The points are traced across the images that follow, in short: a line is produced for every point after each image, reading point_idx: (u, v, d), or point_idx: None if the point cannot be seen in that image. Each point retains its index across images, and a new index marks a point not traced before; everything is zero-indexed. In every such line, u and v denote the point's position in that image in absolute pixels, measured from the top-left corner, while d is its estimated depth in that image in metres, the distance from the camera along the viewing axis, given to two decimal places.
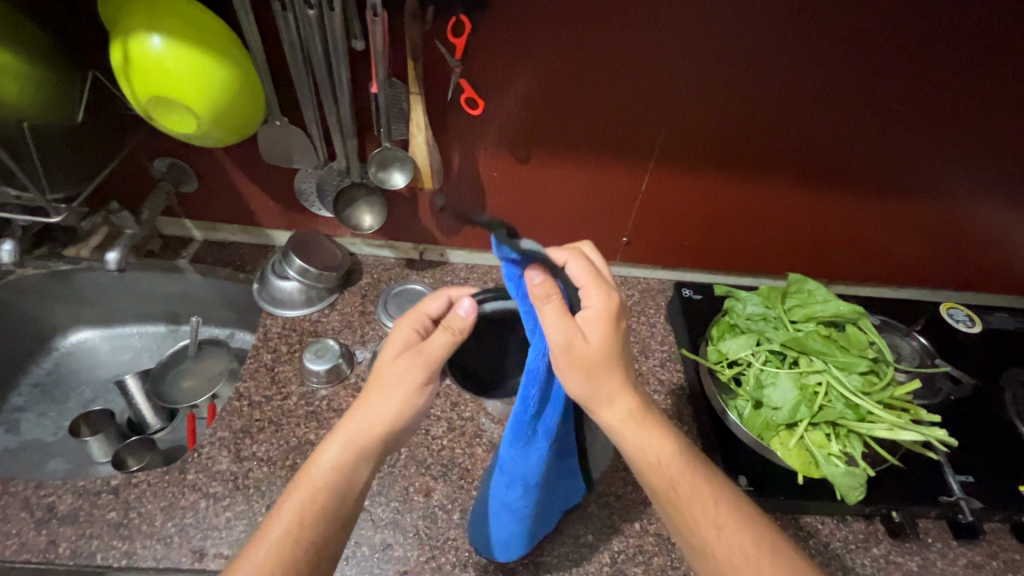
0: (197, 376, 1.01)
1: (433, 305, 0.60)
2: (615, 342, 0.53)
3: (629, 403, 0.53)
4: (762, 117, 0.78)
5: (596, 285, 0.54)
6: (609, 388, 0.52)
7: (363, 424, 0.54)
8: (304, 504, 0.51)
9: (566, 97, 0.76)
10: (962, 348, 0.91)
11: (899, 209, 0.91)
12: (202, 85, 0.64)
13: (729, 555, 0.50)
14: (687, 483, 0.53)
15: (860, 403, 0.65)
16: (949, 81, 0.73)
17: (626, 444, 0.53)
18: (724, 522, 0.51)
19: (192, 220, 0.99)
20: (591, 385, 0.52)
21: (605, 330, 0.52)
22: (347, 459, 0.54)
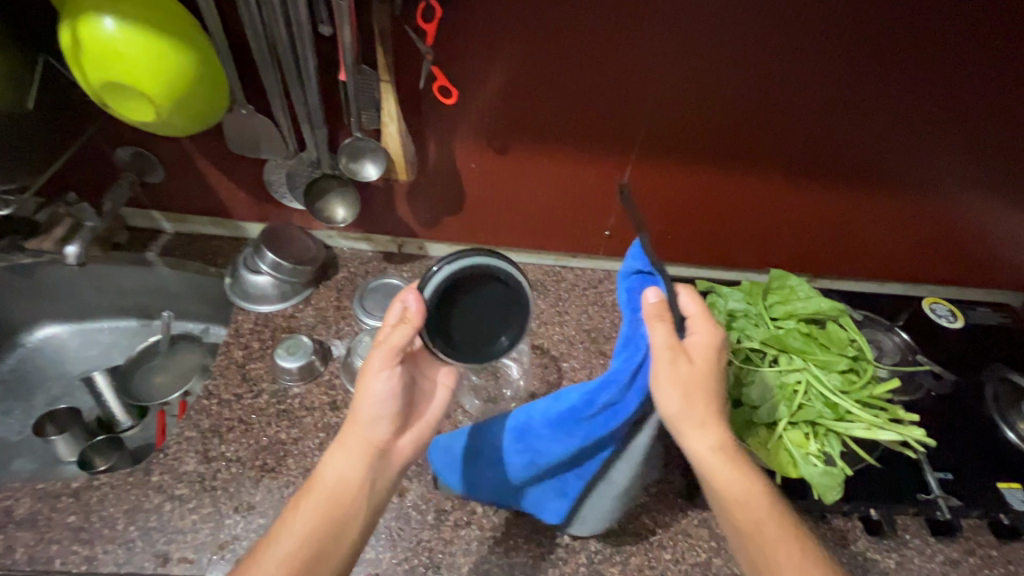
0: (169, 372, 0.98)
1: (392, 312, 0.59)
2: (716, 377, 0.53)
3: (720, 439, 0.52)
4: (748, 110, 0.77)
5: (705, 319, 0.55)
6: (700, 420, 0.52)
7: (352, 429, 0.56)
8: (308, 519, 0.54)
9: (544, 85, 0.74)
10: (944, 344, 0.90)
11: (885, 202, 0.90)
12: (161, 71, 0.61)
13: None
14: (772, 525, 0.53)
15: (839, 403, 0.64)
16: (934, 73, 0.72)
17: (715, 479, 0.52)
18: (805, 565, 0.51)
19: (160, 211, 0.96)
20: (684, 412, 0.52)
21: (708, 363, 0.53)
22: (344, 470, 0.55)
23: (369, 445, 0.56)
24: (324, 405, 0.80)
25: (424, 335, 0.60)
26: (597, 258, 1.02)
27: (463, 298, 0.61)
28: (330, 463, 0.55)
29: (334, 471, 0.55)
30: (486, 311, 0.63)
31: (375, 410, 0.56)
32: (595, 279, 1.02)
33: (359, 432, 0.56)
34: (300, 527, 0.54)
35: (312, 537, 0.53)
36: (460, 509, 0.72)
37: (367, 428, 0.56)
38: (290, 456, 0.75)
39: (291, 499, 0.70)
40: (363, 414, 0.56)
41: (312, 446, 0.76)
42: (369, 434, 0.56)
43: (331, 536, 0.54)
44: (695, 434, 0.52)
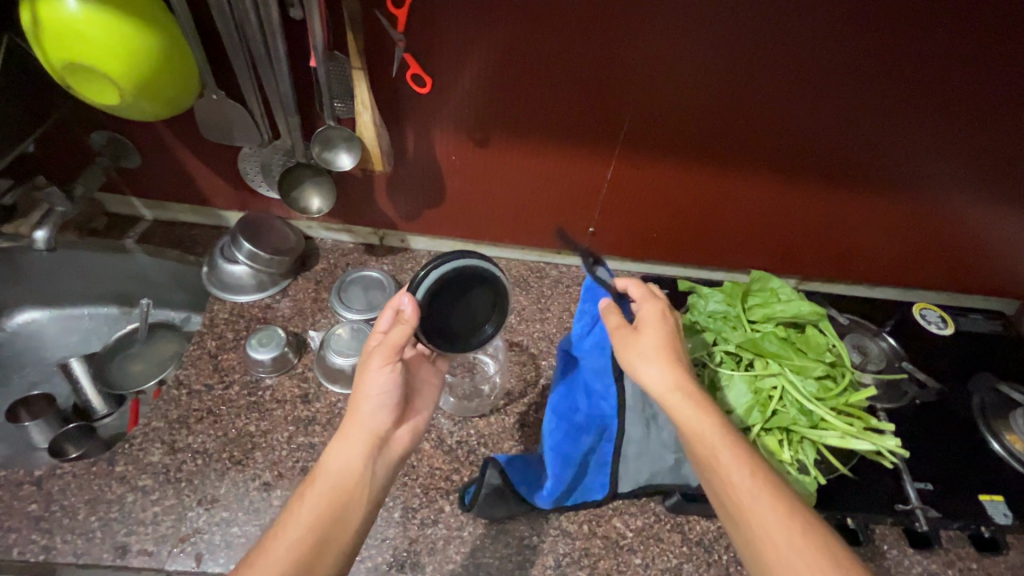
0: (147, 360, 0.97)
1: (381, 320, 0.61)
2: (669, 337, 0.60)
3: (673, 377, 0.56)
4: (736, 107, 0.75)
5: (649, 296, 0.64)
6: (654, 361, 0.58)
7: (354, 419, 0.57)
8: (311, 509, 0.52)
9: (523, 78, 0.72)
10: (932, 350, 0.88)
11: (877, 204, 0.88)
12: (125, 54, 0.59)
13: (763, 523, 0.48)
14: (727, 456, 0.52)
15: (814, 410, 0.62)
16: (928, 74, 0.70)
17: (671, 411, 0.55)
18: (760, 493, 0.50)
19: (138, 198, 0.94)
20: (639, 362, 0.58)
21: (656, 326, 0.61)
22: (345, 460, 0.55)
23: (369, 431, 0.56)
24: (295, 398, 0.79)
25: (418, 333, 0.62)
26: None
27: (450, 302, 0.63)
28: (332, 453, 0.55)
29: (337, 462, 0.54)
30: (473, 309, 0.66)
31: (377, 398, 0.57)
32: (579, 276, 1.01)
33: (361, 421, 0.56)
34: (300, 518, 0.51)
35: (315, 527, 0.51)
36: (428, 507, 0.71)
37: (368, 415, 0.57)
38: (258, 449, 0.74)
39: (257, 493, 0.69)
40: (363, 404, 0.57)
41: (280, 440, 0.75)
42: (371, 421, 0.57)
43: (334, 524, 0.52)
44: (651, 374, 0.57)
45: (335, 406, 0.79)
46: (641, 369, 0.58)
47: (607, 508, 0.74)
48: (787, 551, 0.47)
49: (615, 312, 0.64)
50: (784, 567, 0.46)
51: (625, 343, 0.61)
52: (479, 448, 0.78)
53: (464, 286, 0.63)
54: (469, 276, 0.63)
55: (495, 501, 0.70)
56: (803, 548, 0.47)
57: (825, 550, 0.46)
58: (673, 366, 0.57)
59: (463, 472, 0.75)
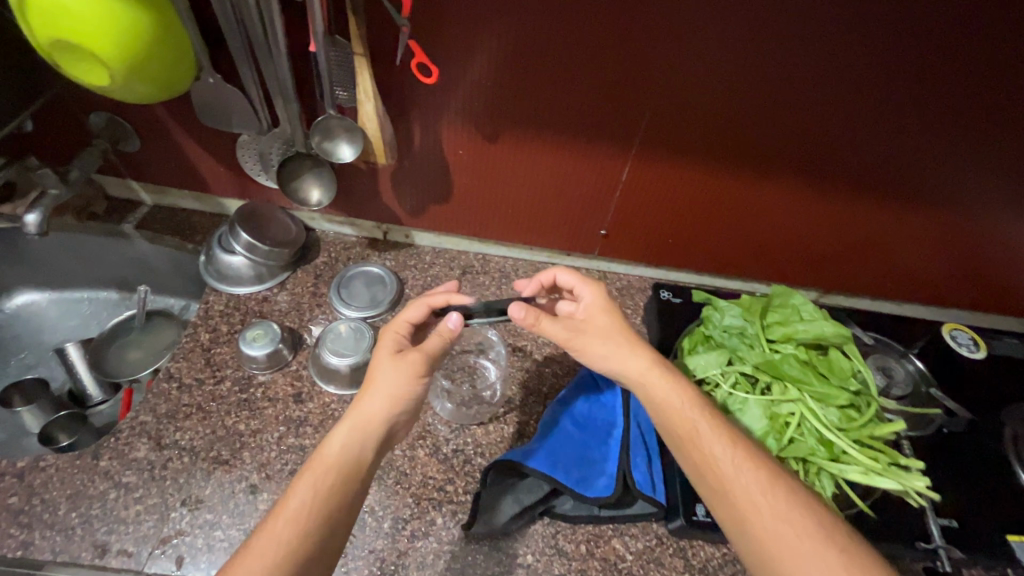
0: (143, 348, 0.94)
1: (410, 312, 0.65)
2: (618, 320, 0.63)
3: (645, 364, 0.59)
4: (766, 110, 0.70)
5: (585, 283, 0.66)
6: (626, 352, 0.60)
7: (366, 411, 0.56)
8: (316, 498, 0.50)
9: (536, 70, 0.67)
10: (963, 376, 0.82)
11: (911, 216, 0.82)
12: (110, 29, 0.55)
13: (746, 494, 0.50)
14: (708, 430, 0.55)
15: (835, 442, 0.57)
16: (979, 81, 0.64)
17: (652, 390, 0.58)
18: (741, 463, 0.52)
19: (138, 182, 0.92)
20: (611, 349, 0.60)
21: (605, 311, 0.64)
22: (354, 448, 0.54)
23: (381, 425, 0.56)
24: (288, 397, 0.76)
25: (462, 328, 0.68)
26: (592, 258, 0.97)
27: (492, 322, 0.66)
28: (336, 440, 0.54)
29: (339, 449, 0.54)
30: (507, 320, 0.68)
31: (397, 392, 0.57)
32: None
33: (370, 415, 0.56)
34: (295, 510, 0.49)
35: (313, 525, 0.49)
36: (419, 518, 0.69)
37: (384, 413, 0.56)
38: (246, 449, 0.71)
39: (242, 495, 0.67)
40: (374, 395, 0.56)
41: (270, 441, 0.72)
42: (386, 417, 0.56)
43: (339, 519, 0.51)
44: (624, 364, 0.60)
45: (328, 407, 0.76)
46: (610, 358, 0.60)
47: (607, 528, 0.70)
48: (772, 516, 0.48)
49: (545, 318, 0.63)
50: (774, 532, 0.48)
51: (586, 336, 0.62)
52: (476, 458, 0.74)
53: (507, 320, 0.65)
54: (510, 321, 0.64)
55: (496, 501, 0.68)
56: (786, 512, 0.49)
57: (805, 512, 0.49)
58: (644, 353, 0.60)
59: (458, 483, 0.72)
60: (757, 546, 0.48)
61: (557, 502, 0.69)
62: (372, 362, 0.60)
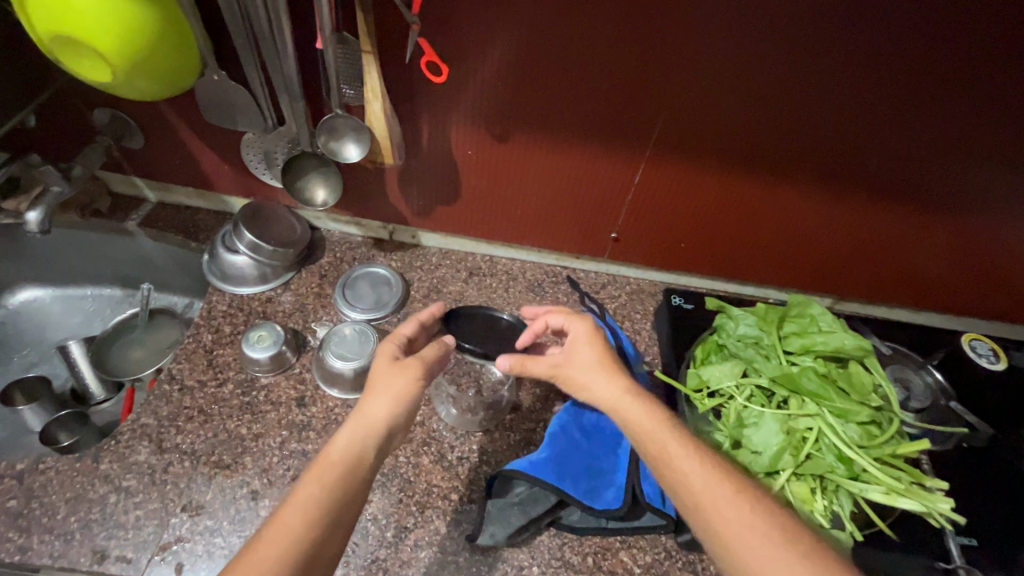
0: (146, 347, 0.93)
1: (405, 328, 0.66)
2: (603, 352, 0.62)
3: (618, 389, 0.58)
4: (787, 113, 0.67)
5: (568, 317, 0.66)
6: (599, 377, 0.59)
7: (371, 411, 0.55)
8: (315, 504, 0.49)
9: (548, 70, 0.65)
10: (984, 388, 0.80)
11: (932, 224, 0.80)
12: (116, 27, 0.54)
13: (714, 505, 0.48)
14: (676, 445, 0.52)
15: (855, 459, 0.55)
16: (1011, 86, 0.61)
17: (625, 416, 0.56)
18: (708, 475, 0.49)
19: (143, 179, 0.91)
20: (585, 375, 0.60)
21: (588, 343, 0.62)
22: (360, 445, 0.53)
23: (384, 427, 0.55)
24: (291, 401, 0.75)
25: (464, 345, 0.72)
26: (602, 262, 0.95)
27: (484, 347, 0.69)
28: (341, 439, 0.53)
29: (348, 444, 0.53)
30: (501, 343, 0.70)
31: (399, 398, 0.56)
32: (598, 284, 0.95)
33: (374, 415, 0.55)
34: (296, 514, 0.48)
35: (316, 523, 0.48)
36: (423, 528, 0.67)
37: (387, 412, 0.55)
38: (249, 453, 0.70)
39: (243, 502, 0.66)
40: (380, 396, 0.56)
41: (272, 446, 0.71)
42: (390, 417, 0.55)
43: (336, 523, 0.49)
44: (595, 388, 0.58)
45: (331, 411, 0.75)
46: (589, 389, 0.59)
47: (615, 540, 0.68)
48: (744, 532, 0.45)
49: (530, 359, 0.63)
50: (747, 548, 0.45)
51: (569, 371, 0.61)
52: (482, 466, 0.73)
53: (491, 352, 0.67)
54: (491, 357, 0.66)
55: (501, 514, 0.66)
56: (754, 524, 0.46)
57: (774, 524, 0.46)
58: (617, 378, 0.59)
59: (462, 491, 0.70)
60: (728, 561, 0.46)
61: (564, 513, 0.68)
62: (372, 372, 0.59)
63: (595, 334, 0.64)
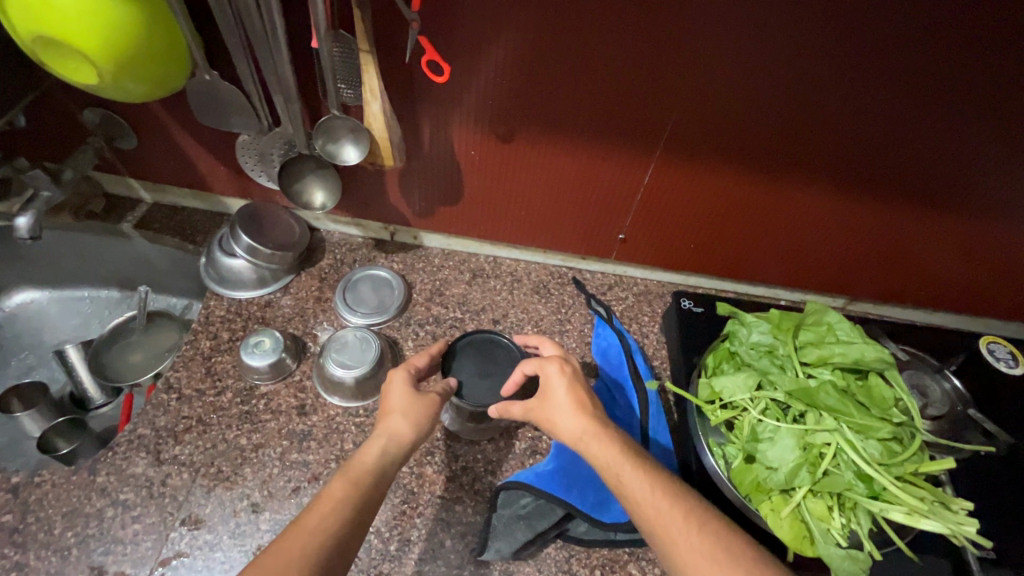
0: (144, 350, 0.91)
1: (420, 360, 0.67)
2: (574, 395, 0.57)
3: (582, 422, 0.55)
4: (806, 114, 0.64)
5: (537, 360, 0.61)
6: (563, 410, 0.56)
7: (394, 431, 0.56)
8: (327, 513, 0.47)
9: (552, 72, 0.63)
10: (1004, 395, 0.77)
11: (950, 226, 0.77)
12: (87, 18, 0.50)
13: (666, 530, 0.47)
14: (630, 474, 0.50)
15: (875, 478, 0.53)
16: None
17: (587, 455, 0.53)
18: (659, 499, 0.48)
19: (137, 179, 0.88)
20: (551, 408, 0.57)
21: (557, 386, 0.58)
22: (382, 453, 0.54)
23: (410, 441, 0.57)
24: (291, 410, 0.73)
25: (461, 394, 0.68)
26: (609, 262, 0.93)
27: (482, 369, 0.70)
28: (372, 448, 0.54)
29: (372, 459, 0.53)
30: (495, 367, 0.71)
31: (412, 425, 0.58)
32: (604, 285, 0.93)
33: (391, 427, 0.57)
34: (316, 523, 0.47)
35: (337, 520, 0.47)
36: (427, 541, 0.66)
37: (394, 429, 0.56)
38: (248, 464, 0.68)
39: (242, 515, 0.65)
40: (394, 416, 0.58)
41: (271, 456, 0.69)
42: (400, 438, 0.56)
43: (357, 529, 0.48)
44: (559, 421, 0.56)
45: (332, 420, 0.73)
46: (555, 427, 0.56)
47: (623, 553, 0.67)
48: (693, 561, 0.45)
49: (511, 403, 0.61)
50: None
51: (539, 414, 0.58)
52: (487, 477, 0.71)
53: (485, 374, 0.70)
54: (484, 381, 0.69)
55: (507, 529, 0.64)
56: (702, 548, 0.45)
57: (719, 546, 0.45)
58: (581, 410, 0.56)
59: (467, 502, 0.69)
60: None
61: (571, 525, 0.66)
62: (387, 398, 0.60)
63: (565, 371, 0.59)
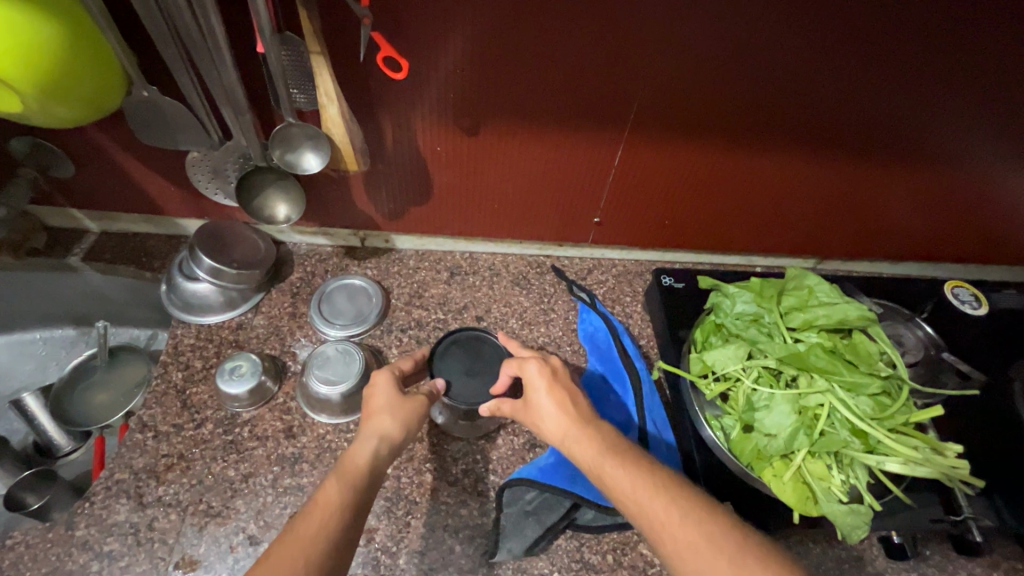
0: (111, 389, 0.85)
1: (404, 363, 0.65)
2: (561, 391, 0.56)
3: (565, 422, 0.54)
4: (764, 81, 0.64)
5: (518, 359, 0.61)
6: (547, 412, 0.55)
7: (379, 430, 0.55)
8: (316, 520, 0.45)
9: (509, 57, 0.60)
10: (976, 336, 0.80)
11: (911, 178, 0.79)
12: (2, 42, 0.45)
13: (649, 517, 0.46)
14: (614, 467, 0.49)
15: (869, 433, 0.55)
16: (1002, 36, 0.59)
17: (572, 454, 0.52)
18: (640, 491, 0.47)
19: (80, 209, 0.82)
20: (535, 411, 0.56)
21: (540, 388, 0.57)
22: (371, 450, 0.53)
23: (399, 435, 0.56)
24: (278, 434, 0.70)
25: (450, 395, 0.66)
26: (586, 246, 0.92)
27: (469, 369, 0.69)
28: (365, 447, 0.53)
29: (364, 453, 0.52)
30: (484, 363, 0.69)
31: (400, 426, 0.56)
32: (584, 270, 0.92)
33: (377, 423, 0.55)
34: (314, 531, 0.44)
35: (333, 525, 0.45)
36: (436, 549, 0.65)
37: (381, 428, 0.55)
38: (239, 496, 0.66)
39: (240, 549, 0.62)
40: (379, 415, 0.56)
41: (263, 484, 0.66)
42: (385, 439, 0.54)
43: (355, 521, 0.47)
44: (543, 424, 0.55)
45: (323, 439, 0.70)
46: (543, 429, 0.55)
47: (632, 534, 0.67)
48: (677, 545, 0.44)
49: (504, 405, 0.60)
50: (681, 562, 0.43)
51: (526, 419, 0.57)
52: (489, 476, 0.70)
53: (471, 373, 0.68)
54: (472, 378, 0.68)
55: (516, 527, 0.64)
56: (684, 532, 0.44)
57: (701, 535, 0.43)
58: (564, 409, 0.55)
59: (472, 505, 0.68)
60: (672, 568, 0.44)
61: (579, 513, 0.66)
62: (374, 397, 0.58)
63: (545, 370, 0.58)
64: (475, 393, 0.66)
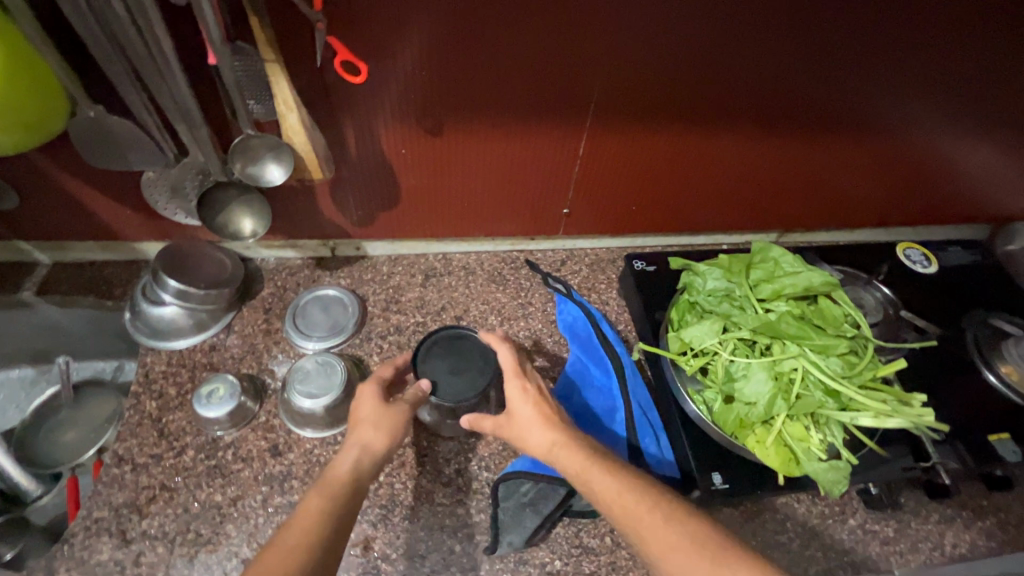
0: (80, 425, 0.82)
1: (385, 371, 0.65)
2: (546, 406, 0.57)
3: (549, 437, 0.54)
4: (712, 64, 0.66)
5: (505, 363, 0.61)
6: (531, 426, 0.56)
7: (364, 440, 0.54)
8: (293, 537, 0.45)
9: (464, 54, 0.60)
10: (929, 292, 0.85)
11: (857, 147, 0.83)
12: None
13: (636, 523, 0.48)
14: (599, 477, 0.51)
15: (841, 391, 0.58)
16: (927, 6, 0.62)
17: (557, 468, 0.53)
18: (625, 500, 0.49)
19: (29, 241, 0.78)
20: (518, 424, 0.56)
21: (524, 403, 0.57)
22: (354, 461, 0.52)
23: (384, 447, 0.55)
24: (263, 453, 0.69)
25: (437, 395, 0.65)
26: (558, 238, 0.93)
27: (454, 367, 0.67)
28: (347, 459, 0.52)
29: (348, 462, 0.52)
30: (467, 361, 0.68)
31: (386, 438, 0.56)
32: (557, 262, 0.94)
33: (360, 433, 0.55)
34: (292, 543, 0.44)
35: (313, 536, 0.45)
36: (437, 551, 0.65)
37: (363, 439, 0.54)
38: (228, 521, 0.64)
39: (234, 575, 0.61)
40: (364, 427, 0.55)
41: (253, 506, 0.65)
42: (369, 450, 0.54)
43: (341, 530, 0.47)
44: (529, 437, 0.55)
45: (311, 454, 0.69)
46: (526, 440, 0.56)
47: None
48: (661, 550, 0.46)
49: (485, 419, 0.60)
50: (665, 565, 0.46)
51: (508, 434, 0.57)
52: (482, 473, 0.70)
53: (457, 372, 0.67)
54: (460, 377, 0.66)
55: (515, 520, 0.64)
56: (669, 538, 0.47)
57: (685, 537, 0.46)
58: (549, 423, 0.56)
59: (468, 503, 0.68)
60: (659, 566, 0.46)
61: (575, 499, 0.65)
62: (359, 409, 0.58)
63: (527, 389, 0.58)
64: (461, 392, 0.65)
